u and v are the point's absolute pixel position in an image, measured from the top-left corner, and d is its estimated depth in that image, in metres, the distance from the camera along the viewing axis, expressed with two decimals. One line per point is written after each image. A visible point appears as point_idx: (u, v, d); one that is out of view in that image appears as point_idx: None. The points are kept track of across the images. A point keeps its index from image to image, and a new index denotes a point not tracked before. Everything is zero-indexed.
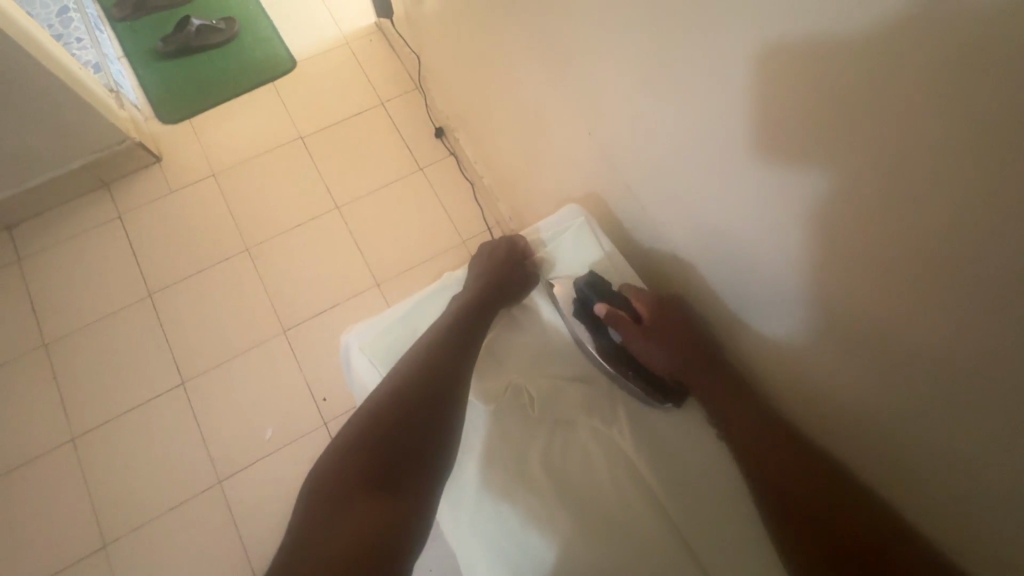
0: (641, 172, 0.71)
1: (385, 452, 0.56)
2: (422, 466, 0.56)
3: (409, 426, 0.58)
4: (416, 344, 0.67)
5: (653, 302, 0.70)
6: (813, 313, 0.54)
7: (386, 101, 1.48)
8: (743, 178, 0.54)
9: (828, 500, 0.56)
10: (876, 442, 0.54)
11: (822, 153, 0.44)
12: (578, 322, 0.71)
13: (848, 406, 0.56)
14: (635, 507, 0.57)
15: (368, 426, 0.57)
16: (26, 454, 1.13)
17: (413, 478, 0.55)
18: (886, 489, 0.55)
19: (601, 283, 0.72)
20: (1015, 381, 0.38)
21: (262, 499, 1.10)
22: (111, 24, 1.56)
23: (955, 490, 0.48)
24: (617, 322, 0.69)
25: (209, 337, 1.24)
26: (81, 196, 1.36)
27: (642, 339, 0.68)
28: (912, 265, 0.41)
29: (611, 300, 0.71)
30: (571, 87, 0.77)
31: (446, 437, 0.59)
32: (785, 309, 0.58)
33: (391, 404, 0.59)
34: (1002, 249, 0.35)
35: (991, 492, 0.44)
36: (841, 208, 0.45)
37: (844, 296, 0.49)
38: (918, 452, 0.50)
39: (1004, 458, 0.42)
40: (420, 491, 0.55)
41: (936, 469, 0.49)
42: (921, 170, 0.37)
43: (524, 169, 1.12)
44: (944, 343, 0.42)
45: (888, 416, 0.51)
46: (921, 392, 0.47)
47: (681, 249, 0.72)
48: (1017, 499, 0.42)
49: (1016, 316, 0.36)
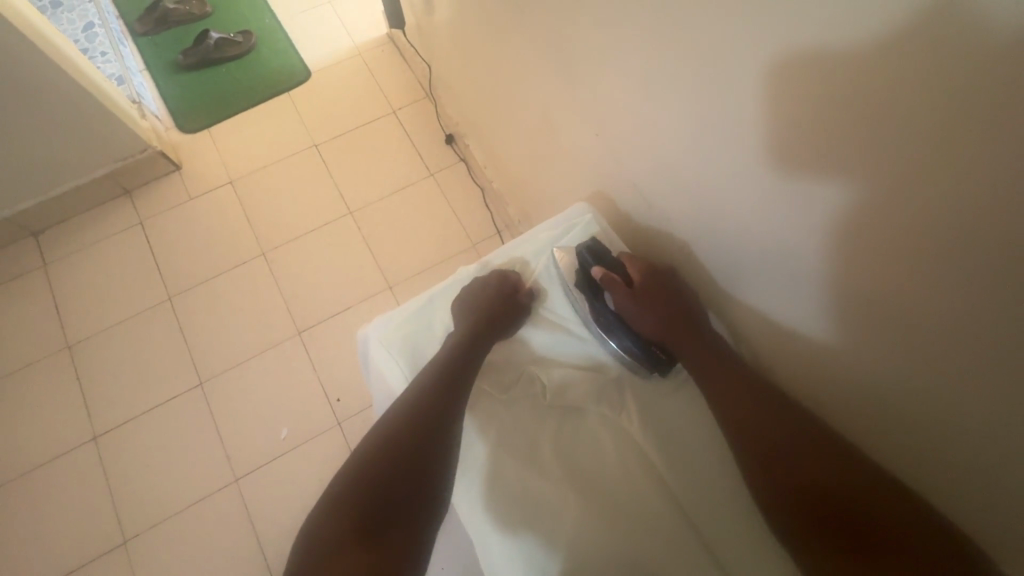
0: (645, 165, 0.73)
1: (379, 493, 0.56)
2: (415, 506, 0.56)
3: (403, 466, 0.58)
4: (420, 373, 0.67)
5: (646, 269, 0.72)
6: (823, 304, 0.55)
7: (397, 109, 1.52)
8: (751, 177, 0.55)
9: (850, 466, 0.54)
10: (883, 422, 0.56)
11: (821, 148, 0.46)
12: (577, 288, 0.75)
13: (857, 391, 0.57)
14: (642, 493, 0.59)
15: (372, 458, 0.58)
16: (51, 452, 1.16)
17: (405, 520, 0.55)
18: (902, 463, 0.56)
19: (602, 249, 0.74)
20: (1017, 360, 0.39)
21: (278, 497, 1.12)
22: (134, 38, 1.62)
23: (966, 462, 0.48)
24: (611, 287, 0.71)
25: (226, 338, 1.27)
26: (104, 204, 1.40)
27: (633, 303, 0.70)
28: (910, 251, 0.43)
29: (608, 266, 0.73)
30: (577, 89, 0.79)
31: (440, 477, 0.58)
32: (795, 296, 0.59)
33: (387, 442, 0.59)
34: (992, 222, 0.36)
35: (1006, 464, 0.44)
36: (840, 188, 0.46)
37: (849, 289, 0.51)
38: (929, 426, 0.50)
39: (1010, 435, 0.43)
40: (412, 534, 0.55)
41: (946, 443, 0.49)
42: (916, 159, 0.39)
43: (533, 173, 1.14)
44: (947, 315, 0.43)
45: (898, 394, 0.52)
46: (925, 377, 0.48)
47: (690, 240, 0.73)
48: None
49: (1010, 284, 0.37)
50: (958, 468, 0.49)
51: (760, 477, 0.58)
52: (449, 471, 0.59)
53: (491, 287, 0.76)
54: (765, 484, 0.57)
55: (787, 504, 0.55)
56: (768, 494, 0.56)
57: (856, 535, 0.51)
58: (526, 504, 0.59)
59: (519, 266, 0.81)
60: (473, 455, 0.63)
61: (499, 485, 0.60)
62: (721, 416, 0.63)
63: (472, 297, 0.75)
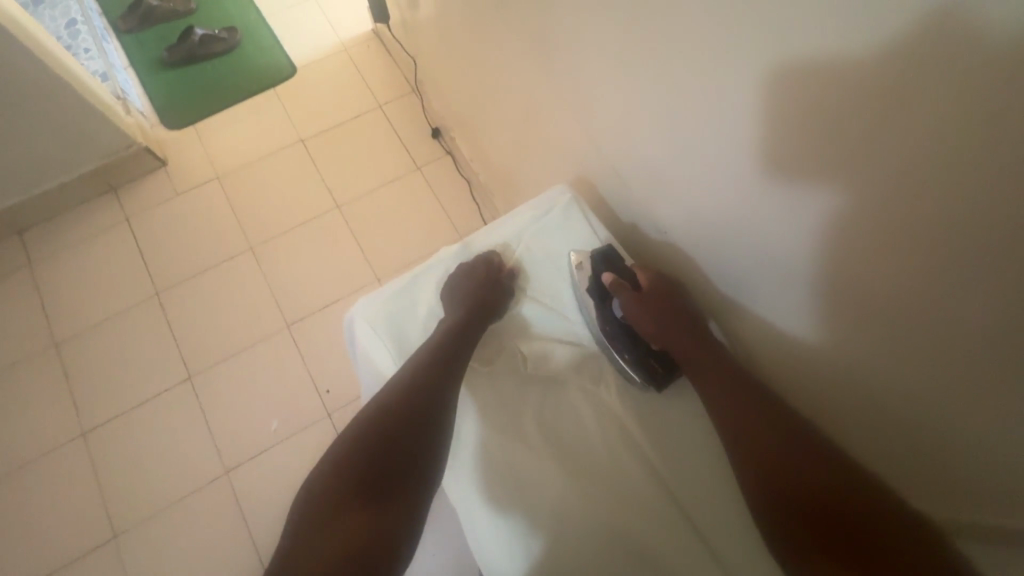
0: (625, 150, 0.75)
1: (374, 469, 0.57)
2: (408, 483, 0.57)
3: (397, 444, 0.59)
4: (413, 354, 0.68)
5: (655, 278, 0.73)
6: (814, 305, 0.57)
7: (384, 104, 1.53)
8: (739, 169, 0.56)
9: (821, 461, 0.55)
10: (872, 414, 0.56)
11: (801, 126, 0.47)
12: (587, 293, 0.74)
13: (848, 386, 0.57)
14: (623, 464, 0.61)
15: (367, 436, 0.59)
16: (38, 449, 1.16)
17: (399, 495, 0.57)
18: (872, 435, 0.58)
19: (615, 256, 0.74)
20: (980, 327, 0.41)
21: (269, 488, 1.13)
22: (118, 35, 1.61)
23: (931, 429, 0.50)
24: (618, 292, 0.71)
25: (214, 333, 1.27)
26: (90, 201, 1.40)
27: (639, 308, 0.70)
28: (881, 226, 0.44)
29: (619, 273, 0.73)
30: (559, 76, 0.81)
31: (434, 455, 0.59)
32: (786, 296, 0.60)
33: (380, 420, 0.60)
34: (942, 187, 0.39)
35: (968, 426, 0.46)
36: (810, 161, 0.48)
37: (835, 275, 0.52)
38: (896, 396, 0.52)
39: (987, 422, 0.44)
40: (405, 509, 0.56)
41: (909, 411, 0.52)
42: (889, 133, 0.40)
43: (517, 163, 1.16)
44: (902, 280, 0.45)
45: (866, 365, 0.54)
46: (901, 355, 0.49)
47: (683, 242, 0.74)
48: (984, 422, 0.45)
49: (961, 245, 0.39)
50: (954, 477, 0.50)
51: (738, 461, 0.59)
52: (443, 449, 0.60)
53: (478, 270, 0.76)
54: (743, 474, 0.58)
55: (769, 509, 0.55)
56: (754, 501, 0.56)
57: (831, 533, 0.51)
58: (517, 484, 0.59)
59: (502, 249, 0.81)
60: (465, 432, 0.64)
61: (488, 466, 0.61)
62: (707, 407, 0.64)
63: (460, 280, 0.76)
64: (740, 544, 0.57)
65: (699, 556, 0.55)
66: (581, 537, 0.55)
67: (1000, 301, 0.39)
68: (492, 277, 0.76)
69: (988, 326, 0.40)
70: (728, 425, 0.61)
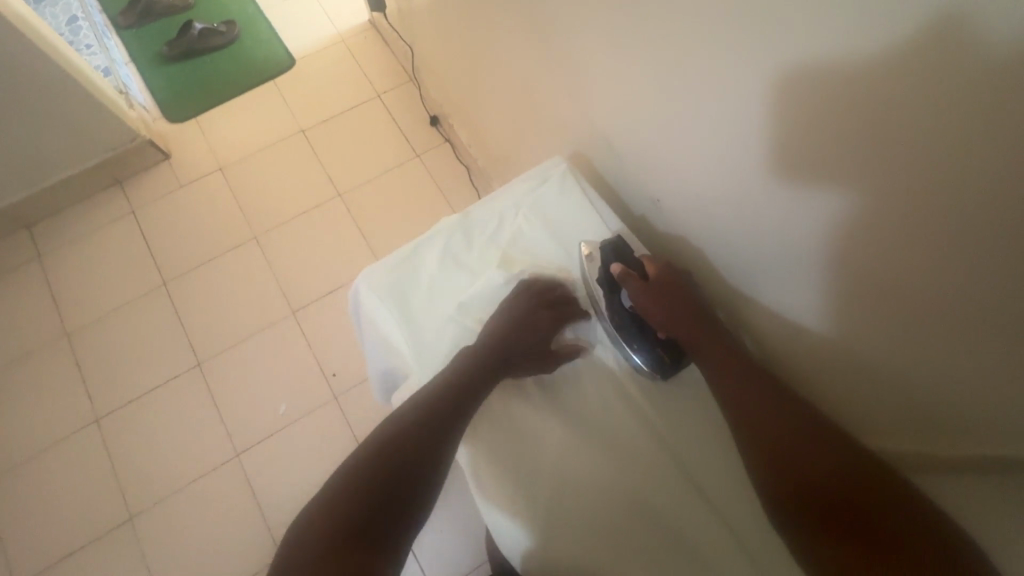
0: (618, 124, 0.76)
1: (375, 493, 0.52)
2: (407, 509, 0.53)
3: (398, 466, 0.54)
4: (451, 364, 0.63)
5: (665, 267, 0.68)
6: (826, 294, 0.57)
7: (382, 93, 1.54)
8: (739, 135, 0.57)
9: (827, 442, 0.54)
10: (876, 390, 0.58)
11: (794, 90, 0.48)
12: (597, 283, 0.69)
13: (856, 363, 0.58)
14: (621, 424, 0.64)
15: (391, 445, 0.55)
16: (53, 436, 1.19)
17: (397, 523, 0.52)
18: (863, 395, 0.59)
19: (624, 247, 0.69)
20: (956, 274, 0.43)
21: (279, 469, 1.16)
22: (118, 31, 1.63)
23: (923, 384, 0.51)
24: (627, 282, 0.66)
25: (221, 320, 1.29)
26: (96, 194, 1.42)
27: (650, 299, 0.66)
28: (867, 183, 0.46)
29: (628, 263, 0.68)
30: (553, 54, 0.83)
31: (435, 478, 0.55)
32: (793, 277, 0.61)
33: (380, 442, 0.56)
34: (915, 138, 0.40)
35: (957, 375, 0.48)
36: (795, 122, 0.50)
37: (842, 246, 0.52)
38: (890, 358, 0.53)
39: (976, 370, 0.46)
40: (402, 540, 0.51)
41: (902, 370, 0.53)
42: (873, 92, 0.42)
43: (514, 146, 1.18)
44: (880, 234, 0.47)
45: (859, 328, 0.55)
46: (895, 318, 0.50)
47: (695, 234, 0.74)
48: (966, 365, 0.46)
49: (933, 194, 0.41)
50: (955, 453, 0.51)
51: (737, 432, 0.59)
52: (445, 470, 0.57)
53: (503, 255, 0.72)
54: (743, 446, 0.58)
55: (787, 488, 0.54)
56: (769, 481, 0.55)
57: (847, 517, 0.49)
58: (522, 449, 0.61)
59: (502, 214, 0.76)
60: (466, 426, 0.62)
61: (490, 427, 0.63)
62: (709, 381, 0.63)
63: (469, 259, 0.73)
64: (735, 495, 0.60)
65: (697, 508, 0.59)
66: (585, 493, 0.59)
67: (976, 252, 0.41)
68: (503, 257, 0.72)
69: (969, 278, 0.42)
70: (729, 396, 0.61)
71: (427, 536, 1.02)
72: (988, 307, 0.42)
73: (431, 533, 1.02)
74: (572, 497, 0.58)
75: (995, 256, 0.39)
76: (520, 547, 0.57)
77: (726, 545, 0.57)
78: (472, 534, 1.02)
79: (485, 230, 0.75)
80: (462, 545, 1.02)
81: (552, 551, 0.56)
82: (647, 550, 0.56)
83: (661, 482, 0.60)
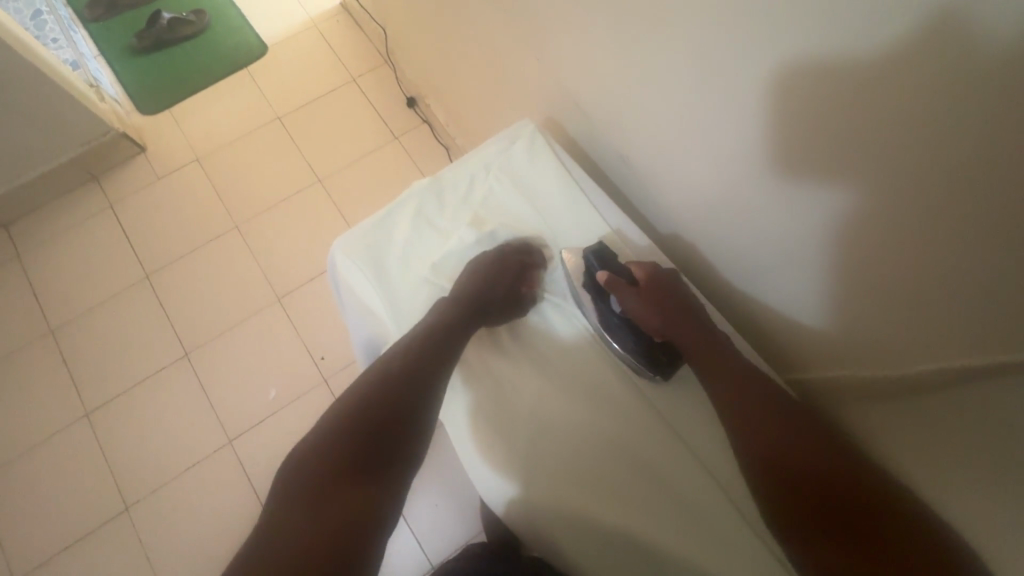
0: (587, 87, 0.76)
1: (357, 443, 0.53)
2: (393, 461, 0.54)
3: (378, 422, 0.55)
4: (425, 319, 0.64)
5: (653, 270, 0.66)
6: (798, 244, 0.58)
7: (357, 77, 1.53)
8: (700, 84, 0.57)
9: (809, 440, 0.53)
10: (869, 360, 0.57)
11: (754, 32, 0.48)
12: (583, 290, 0.67)
13: (837, 319, 0.58)
14: (603, 381, 0.65)
15: (367, 399, 0.56)
16: (44, 432, 1.19)
17: (383, 474, 0.53)
18: (846, 353, 0.60)
19: (608, 254, 0.67)
20: (912, 207, 0.44)
21: (273, 453, 1.16)
22: (85, 25, 1.61)
23: (903, 344, 0.52)
24: (616, 289, 0.64)
25: (207, 310, 1.29)
26: (72, 190, 1.41)
27: (641, 302, 0.64)
28: (837, 130, 0.46)
29: (614, 270, 0.66)
30: (520, 20, 0.83)
31: (419, 433, 0.56)
32: (760, 223, 0.62)
33: (356, 401, 0.56)
34: (870, 71, 0.41)
35: (941, 331, 0.47)
36: (755, 66, 0.50)
37: (801, 186, 0.53)
38: (871, 313, 0.54)
39: (957, 321, 0.45)
40: (390, 487, 0.52)
41: (889, 333, 0.53)
42: (838, 31, 0.42)
43: (488, 120, 1.18)
44: (844, 174, 0.48)
45: (844, 287, 0.55)
46: (871, 272, 0.51)
47: (681, 208, 0.73)
48: (938, 309, 0.47)
49: (889, 128, 0.42)
50: (936, 423, 0.49)
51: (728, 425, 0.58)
52: (430, 427, 0.58)
53: (474, 217, 0.73)
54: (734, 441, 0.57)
55: (763, 465, 0.54)
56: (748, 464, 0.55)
57: (819, 508, 0.49)
58: (512, 420, 0.61)
59: (473, 176, 0.76)
60: (453, 411, 0.63)
61: (476, 388, 0.63)
62: (703, 380, 0.61)
63: (442, 221, 0.73)
64: (716, 443, 0.61)
65: (681, 457, 0.60)
66: (576, 457, 0.59)
67: (940, 190, 0.41)
68: (476, 218, 0.73)
69: (940, 223, 0.43)
70: (721, 390, 0.59)
71: (423, 510, 1.04)
72: (962, 251, 0.42)
73: (427, 505, 1.04)
74: (557, 455, 0.59)
75: (971, 199, 0.39)
76: (513, 510, 0.58)
77: (715, 498, 0.58)
78: (466, 505, 1.04)
79: (455, 192, 0.75)
80: (457, 517, 1.03)
81: (541, 509, 0.57)
82: (637, 503, 0.57)
83: (643, 434, 0.61)
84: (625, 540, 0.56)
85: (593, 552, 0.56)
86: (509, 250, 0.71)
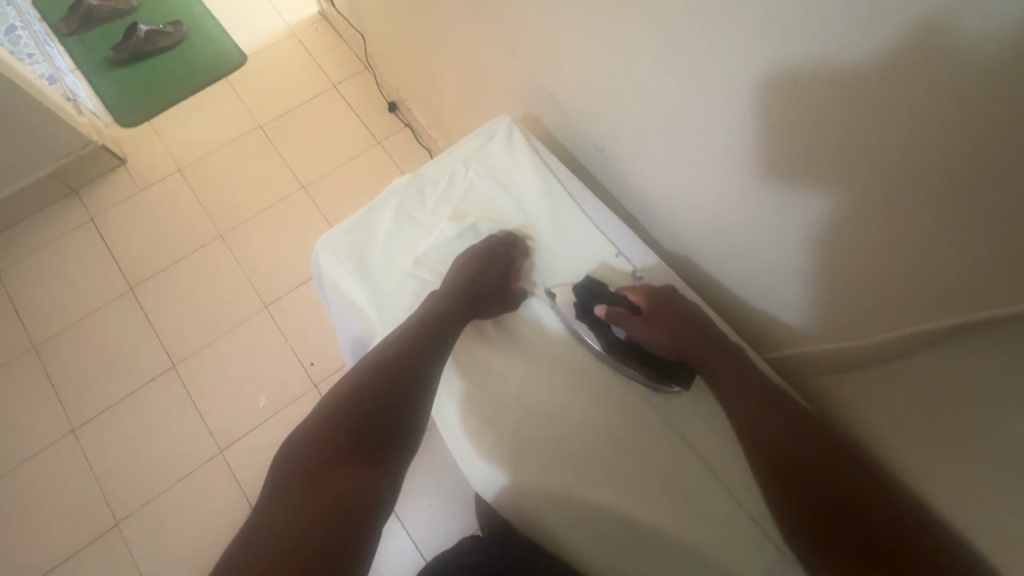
0: (564, 84, 0.78)
1: (349, 432, 0.54)
2: (386, 451, 0.54)
3: (370, 411, 0.55)
4: (415, 312, 0.65)
5: (650, 294, 0.66)
6: (769, 228, 0.60)
7: (338, 84, 1.54)
8: (669, 73, 0.59)
9: (800, 425, 0.55)
10: (845, 345, 0.58)
11: (718, 22, 0.50)
12: (582, 323, 0.67)
13: (809, 299, 0.60)
14: (590, 368, 0.66)
15: (357, 390, 0.57)
16: (30, 449, 1.17)
17: (377, 462, 0.53)
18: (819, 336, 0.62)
19: (600, 286, 0.68)
20: (873, 183, 0.46)
21: (264, 460, 1.16)
22: (61, 39, 1.60)
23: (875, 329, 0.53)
24: (620, 319, 0.65)
25: (193, 321, 1.29)
26: (52, 204, 1.40)
27: (646, 329, 0.64)
28: (804, 114, 0.48)
29: (610, 301, 0.67)
30: (495, 20, 0.84)
31: (413, 423, 0.57)
32: (732, 210, 0.64)
33: (348, 392, 0.57)
34: (826, 54, 0.44)
35: (905, 310, 0.50)
36: (721, 55, 0.52)
37: (770, 168, 0.55)
38: (843, 295, 0.55)
39: (924, 300, 0.47)
40: (384, 475, 0.53)
41: (861, 317, 0.54)
42: (795, 16, 0.44)
43: (468, 120, 1.19)
44: (809, 155, 0.50)
45: (818, 271, 0.57)
46: (842, 251, 0.53)
47: (660, 201, 0.75)
48: (902, 287, 0.49)
49: (848, 108, 0.44)
50: (911, 406, 0.52)
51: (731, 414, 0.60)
52: (424, 417, 0.59)
53: (455, 211, 0.74)
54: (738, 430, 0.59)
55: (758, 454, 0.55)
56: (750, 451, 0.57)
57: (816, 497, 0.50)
58: (505, 416, 0.62)
59: (453, 172, 0.77)
60: (444, 406, 0.63)
61: (466, 381, 0.64)
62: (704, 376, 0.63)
63: (424, 216, 0.75)
64: (702, 424, 0.63)
65: (667, 439, 0.62)
66: (568, 445, 0.61)
67: (896, 166, 0.44)
68: (456, 213, 0.74)
69: (897, 197, 0.45)
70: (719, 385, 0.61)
71: (417, 512, 1.04)
72: (920, 224, 0.44)
73: (420, 506, 1.04)
74: (547, 442, 0.60)
75: (945, 179, 0.41)
76: (509, 501, 0.58)
77: (703, 478, 0.59)
78: (460, 505, 1.04)
79: (436, 187, 0.76)
80: (452, 518, 1.03)
81: (534, 495, 0.57)
82: (628, 486, 0.58)
83: (630, 419, 0.63)
84: (618, 523, 0.57)
85: (587, 538, 0.56)
86: (495, 243, 0.72)
